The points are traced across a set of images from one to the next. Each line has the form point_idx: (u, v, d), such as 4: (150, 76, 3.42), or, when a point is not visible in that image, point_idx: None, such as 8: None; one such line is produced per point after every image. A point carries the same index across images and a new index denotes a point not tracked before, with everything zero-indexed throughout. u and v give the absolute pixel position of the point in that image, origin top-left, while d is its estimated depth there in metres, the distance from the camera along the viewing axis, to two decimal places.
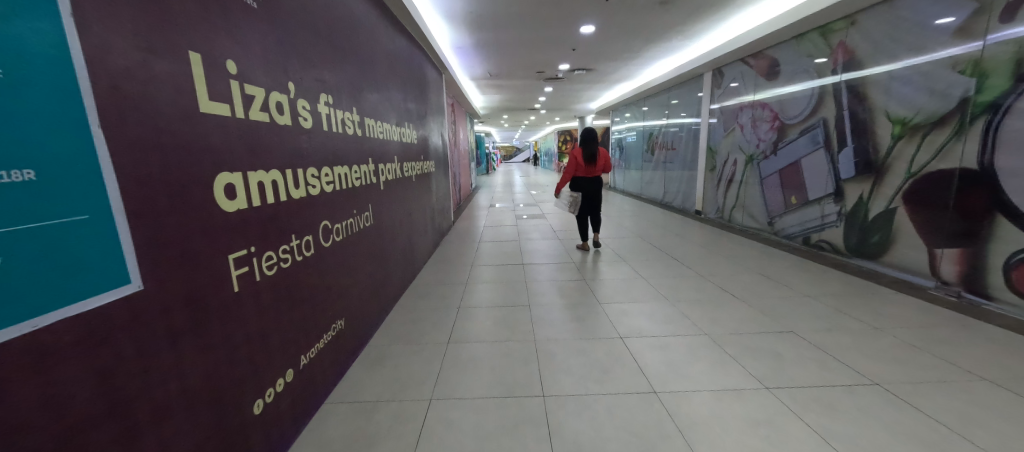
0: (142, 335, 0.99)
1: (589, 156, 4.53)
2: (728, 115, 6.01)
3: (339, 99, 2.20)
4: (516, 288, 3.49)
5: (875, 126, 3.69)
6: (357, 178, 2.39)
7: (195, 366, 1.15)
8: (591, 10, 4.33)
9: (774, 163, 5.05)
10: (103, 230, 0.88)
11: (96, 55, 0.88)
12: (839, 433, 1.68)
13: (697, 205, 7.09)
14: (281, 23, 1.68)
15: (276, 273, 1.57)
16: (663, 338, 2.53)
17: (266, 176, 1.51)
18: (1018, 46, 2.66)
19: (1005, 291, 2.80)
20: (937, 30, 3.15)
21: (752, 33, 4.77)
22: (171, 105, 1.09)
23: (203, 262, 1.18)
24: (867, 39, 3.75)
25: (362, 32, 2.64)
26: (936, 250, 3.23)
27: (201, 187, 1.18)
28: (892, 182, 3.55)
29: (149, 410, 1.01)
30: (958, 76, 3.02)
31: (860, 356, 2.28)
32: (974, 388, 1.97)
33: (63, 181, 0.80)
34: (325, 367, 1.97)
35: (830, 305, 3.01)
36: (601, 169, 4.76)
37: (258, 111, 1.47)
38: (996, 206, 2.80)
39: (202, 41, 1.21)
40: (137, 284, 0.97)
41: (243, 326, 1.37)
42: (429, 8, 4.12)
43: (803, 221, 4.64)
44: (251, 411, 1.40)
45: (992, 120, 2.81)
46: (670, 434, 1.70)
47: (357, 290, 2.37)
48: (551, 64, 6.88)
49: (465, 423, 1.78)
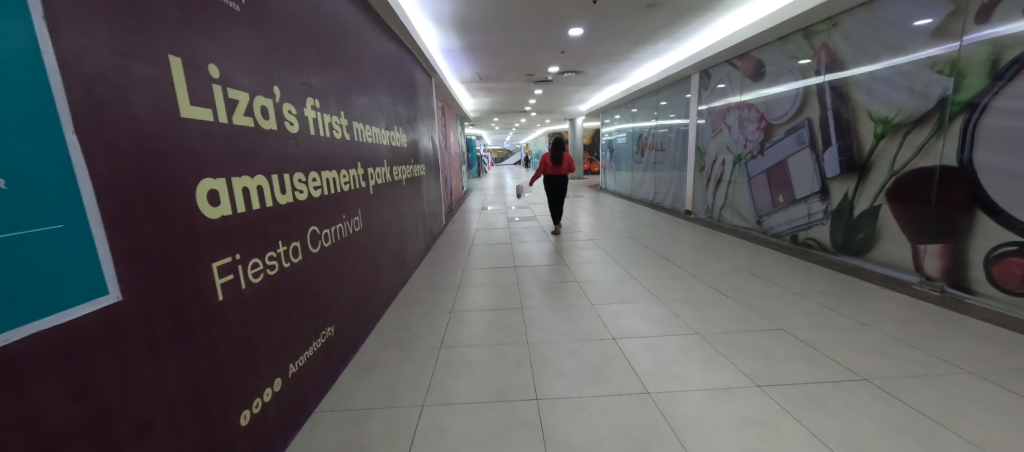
0: (121, 347, 0.96)
1: (556, 159, 5.51)
2: (716, 116, 6.09)
3: (327, 103, 2.19)
4: (508, 291, 3.48)
5: (858, 126, 3.78)
6: (347, 183, 2.38)
7: (177, 378, 1.12)
8: (579, 13, 4.35)
9: (761, 163, 5.12)
10: (78, 241, 0.85)
11: (69, 60, 0.85)
12: (828, 428, 1.71)
13: (687, 205, 7.17)
14: (265, 26, 1.66)
15: (263, 281, 1.54)
16: (655, 338, 2.54)
17: (252, 182, 1.49)
18: (993, 47, 2.74)
19: (987, 285, 2.86)
20: (916, 31, 3.23)
21: (737, 35, 4.85)
22: (149, 110, 1.06)
23: (185, 272, 1.15)
24: (849, 40, 3.83)
25: (349, 35, 2.62)
26: (919, 246, 3.30)
27: (182, 194, 1.15)
28: (875, 180, 3.62)
29: (130, 425, 0.98)
30: (936, 76, 3.10)
31: (848, 352, 2.31)
32: (959, 381, 2.01)
33: (34, 189, 0.77)
34: (314, 374, 1.93)
35: (819, 302, 3.05)
36: (566, 170, 5.68)
37: (242, 115, 1.44)
38: (975, 202, 2.87)
39: (183, 45, 1.18)
40: (115, 295, 0.94)
41: (228, 335, 1.34)
42: (417, 11, 4.10)
43: (791, 220, 4.71)
44: (238, 422, 1.37)
45: (970, 118, 2.88)
46: (664, 433, 1.70)
47: (346, 296, 2.34)
48: (541, 66, 6.88)
49: (458, 429, 1.77)
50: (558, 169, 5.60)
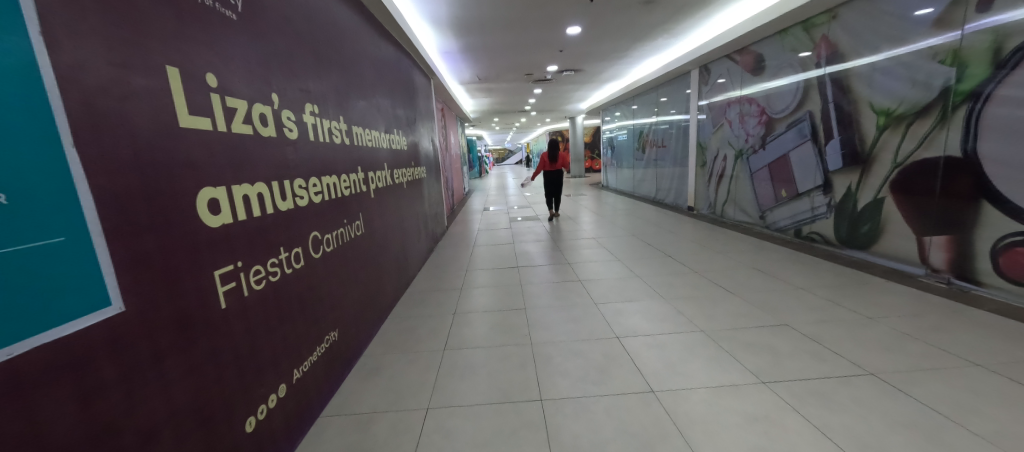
0: (125, 358, 0.97)
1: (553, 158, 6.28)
2: (717, 111, 6.06)
3: (326, 108, 2.19)
4: (511, 292, 3.47)
5: (860, 118, 3.75)
6: (348, 187, 2.39)
7: (182, 387, 1.13)
8: (576, 11, 4.34)
9: (763, 157, 5.10)
10: (79, 252, 0.86)
11: (67, 73, 0.86)
12: (836, 425, 1.69)
13: (690, 202, 7.14)
14: (262, 33, 1.67)
15: (265, 288, 1.55)
16: (659, 337, 2.52)
17: (252, 189, 1.49)
18: (995, 36, 2.71)
19: (994, 276, 2.83)
20: (917, 21, 3.20)
21: (736, 30, 4.82)
22: (148, 121, 1.07)
23: (187, 280, 1.16)
24: (848, 32, 3.80)
25: (346, 39, 2.63)
26: (924, 238, 3.28)
27: (183, 203, 1.16)
28: (878, 173, 3.60)
29: (136, 435, 0.98)
30: (937, 66, 3.07)
31: (853, 346, 2.30)
32: (967, 375, 1.99)
33: (34, 203, 0.78)
34: (319, 378, 1.94)
35: (824, 296, 3.03)
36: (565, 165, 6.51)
37: (241, 123, 1.45)
38: (981, 192, 2.84)
39: (179, 55, 1.19)
40: (118, 306, 0.95)
41: (232, 343, 1.35)
42: (414, 14, 4.11)
43: (794, 214, 4.69)
44: (243, 429, 1.38)
45: (973, 108, 2.85)
46: (669, 433, 1.70)
47: (350, 301, 2.35)
48: (540, 65, 6.86)
49: (463, 431, 1.77)
50: (554, 165, 6.46)
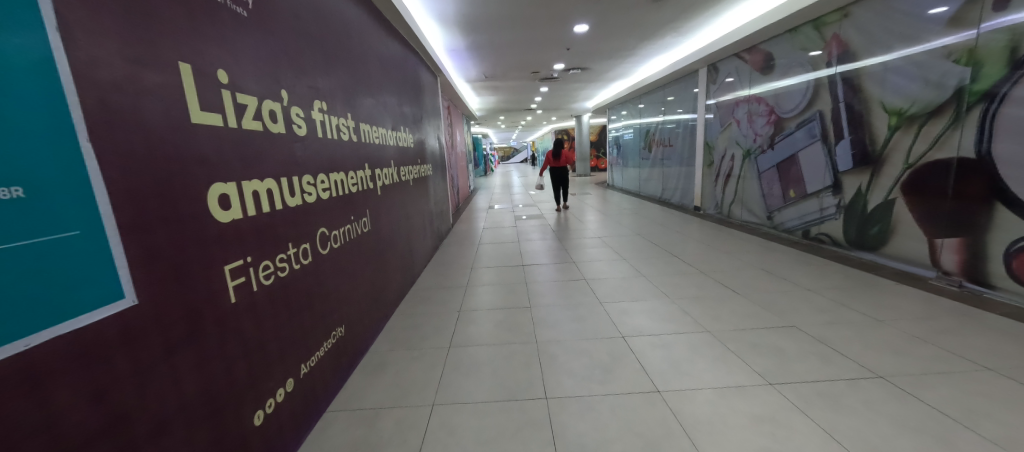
0: (137, 351, 0.98)
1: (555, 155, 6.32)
2: (724, 110, 6.01)
3: (334, 105, 2.20)
4: (516, 290, 3.47)
5: (871, 118, 3.70)
6: (355, 184, 2.40)
7: (192, 380, 1.14)
8: (583, 9, 4.32)
9: (771, 157, 5.05)
10: (95, 245, 0.87)
11: (82, 69, 0.87)
12: (842, 428, 1.67)
13: (697, 201, 7.09)
14: (272, 30, 1.68)
15: (273, 283, 1.56)
16: (664, 337, 2.50)
17: (261, 185, 1.50)
18: (1012, 34, 2.65)
19: (1007, 279, 2.78)
20: (931, 20, 3.15)
21: (745, 28, 4.77)
22: (162, 117, 1.08)
23: (197, 276, 1.17)
24: (860, 31, 3.75)
25: (355, 37, 2.64)
26: (936, 240, 3.23)
27: (194, 199, 1.17)
28: (890, 174, 3.55)
29: (148, 427, 1.00)
30: (952, 66, 3.02)
31: (862, 349, 2.28)
32: (978, 379, 1.95)
33: (51, 197, 0.79)
34: (326, 373, 1.96)
35: (832, 298, 3.00)
36: (566, 163, 6.56)
37: (251, 119, 1.46)
38: (995, 194, 2.79)
39: (191, 51, 1.20)
40: (131, 299, 0.96)
41: (241, 337, 1.36)
42: (421, 12, 4.12)
43: (802, 215, 4.64)
44: (251, 423, 1.39)
45: (988, 109, 2.80)
46: (675, 433, 1.69)
47: (356, 297, 2.36)
48: (547, 64, 6.84)
49: (467, 429, 1.77)
50: (557, 163, 6.42)
